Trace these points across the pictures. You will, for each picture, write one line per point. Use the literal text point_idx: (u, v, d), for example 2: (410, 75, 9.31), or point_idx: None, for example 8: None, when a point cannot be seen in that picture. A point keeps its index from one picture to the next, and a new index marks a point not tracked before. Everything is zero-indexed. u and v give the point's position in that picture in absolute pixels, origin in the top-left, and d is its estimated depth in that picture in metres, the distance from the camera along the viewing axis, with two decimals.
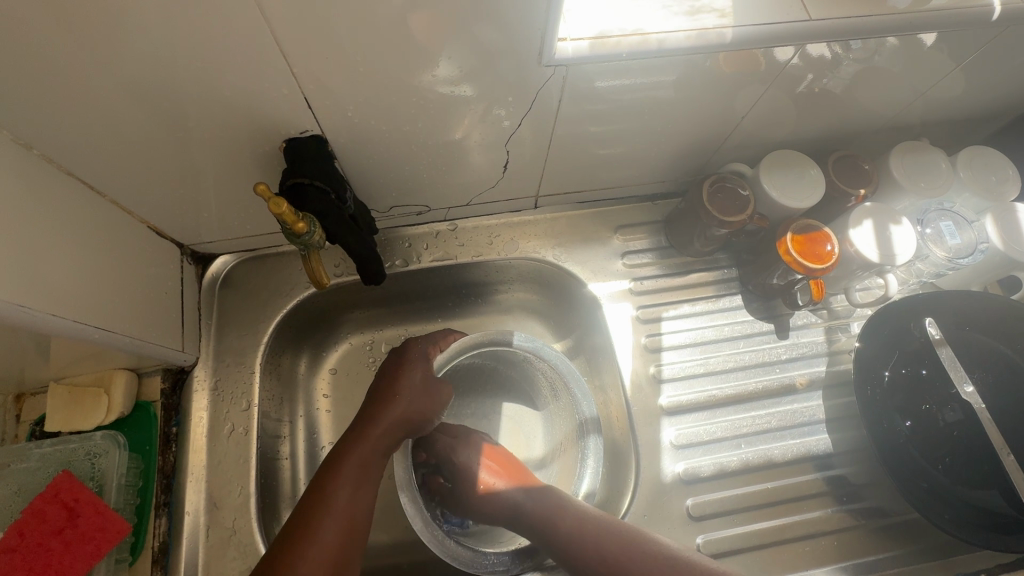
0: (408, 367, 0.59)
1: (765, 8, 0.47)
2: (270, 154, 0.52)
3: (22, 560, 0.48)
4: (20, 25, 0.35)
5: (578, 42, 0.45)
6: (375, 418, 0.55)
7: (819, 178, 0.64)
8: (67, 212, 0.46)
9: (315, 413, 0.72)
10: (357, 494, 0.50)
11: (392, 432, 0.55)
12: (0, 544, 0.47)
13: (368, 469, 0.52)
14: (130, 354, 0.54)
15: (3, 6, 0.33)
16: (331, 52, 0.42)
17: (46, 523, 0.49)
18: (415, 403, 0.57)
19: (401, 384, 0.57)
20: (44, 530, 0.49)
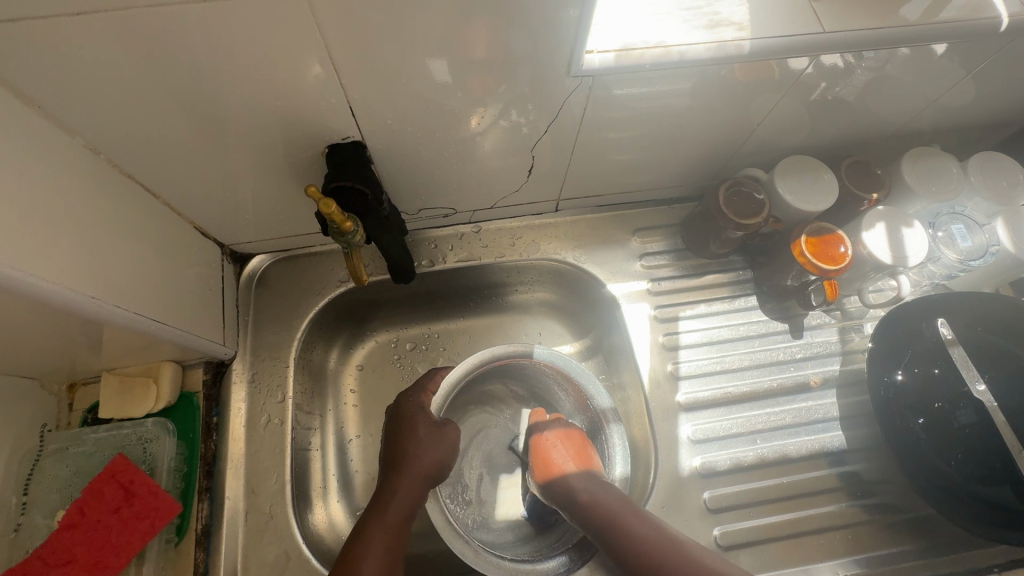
0: (412, 422, 0.60)
1: (780, 21, 0.50)
2: (312, 159, 0.55)
3: (81, 536, 0.51)
4: (102, 41, 0.38)
5: (604, 53, 0.48)
6: (392, 486, 0.56)
7: (832, 182, 0.66)
8: (128, 211, 0.50)
9: (342, 408, 0.74)
10: (387, 561, 0.51)
11: (411, 493, 0.56)
12: (63, 520, 0.51)
13: (395, 535, 0.53)
14: (178, 346, 0.57)
15: (90, 25, 0.37)
16: (375, 64, 0.45)
17: (104, 502, 0.53)
18: (427, 457, 0.58)
19: (410, 443, 0.59)
20: (101, 508, 0.53)
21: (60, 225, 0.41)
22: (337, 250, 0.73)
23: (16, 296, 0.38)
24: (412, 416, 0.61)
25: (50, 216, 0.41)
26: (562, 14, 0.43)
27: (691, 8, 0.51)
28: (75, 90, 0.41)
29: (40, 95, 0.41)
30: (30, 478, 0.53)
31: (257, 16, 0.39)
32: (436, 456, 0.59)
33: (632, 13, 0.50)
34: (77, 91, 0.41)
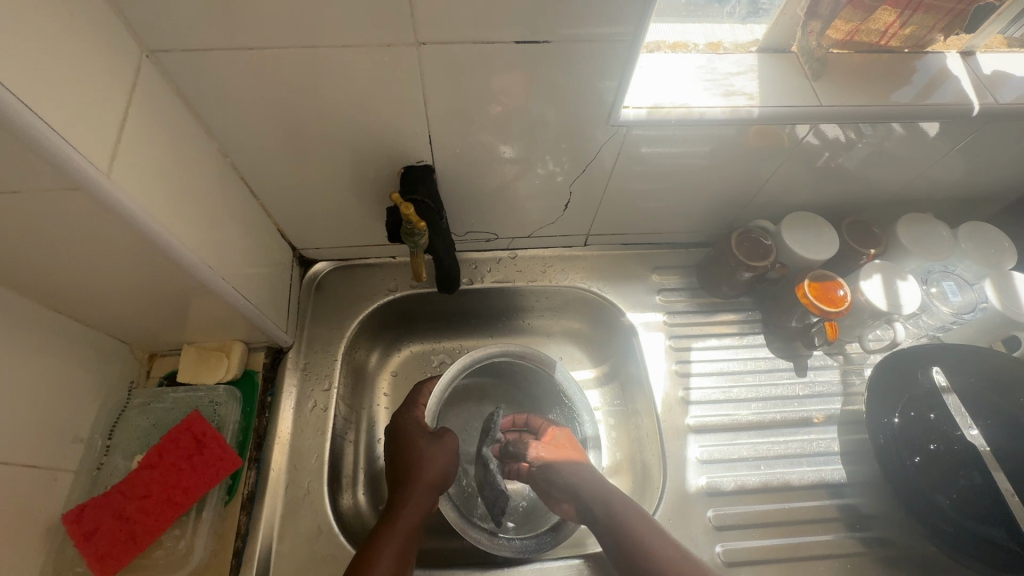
0: (411, 437, 0.65)
1: (786, 94, 0.60)
2: (387, 179, 0.66)
3: (158, 476, 0.59)
4: (256, 75, 0.50)
5: (637, 109, 0.58)
6: (401, 496, 0.60)
7: (833, 236, 0.74)
8: (237, 207, 0.61)
9: (375, 408, 0.81)
10: (400, 563, 0.54)
11: (421, 499, 0.60)
12: (144, 460, 0.59)
13: (405, 541, 0.56)
14: (252, 327, 0.66)
15: (250, 63, 0.49)
16: (454, 106, 0.56)
17: (179, 449, 0.60)
18: (432, 466, 0.62)
19: (415, 457, 0.63)
20: (176, 455, 0.60)
21: (196, 207, 0.51)
22: (390, 263, 0.82)
23: (160, 259, 0.48)
24: (412, 431, 0.66)
25: (190, 199, 0.51)
26: (607, 75, 0.54)
27: (712, 78, 0.61)
28: (223, 105, 0.53)
29: (198, 108, 0.53)
30: (114, 426, 0.61)
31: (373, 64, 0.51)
32: (440, 468, 0.63)
33: (663, 80, 0.60)
34: (227, 110, 0.53)
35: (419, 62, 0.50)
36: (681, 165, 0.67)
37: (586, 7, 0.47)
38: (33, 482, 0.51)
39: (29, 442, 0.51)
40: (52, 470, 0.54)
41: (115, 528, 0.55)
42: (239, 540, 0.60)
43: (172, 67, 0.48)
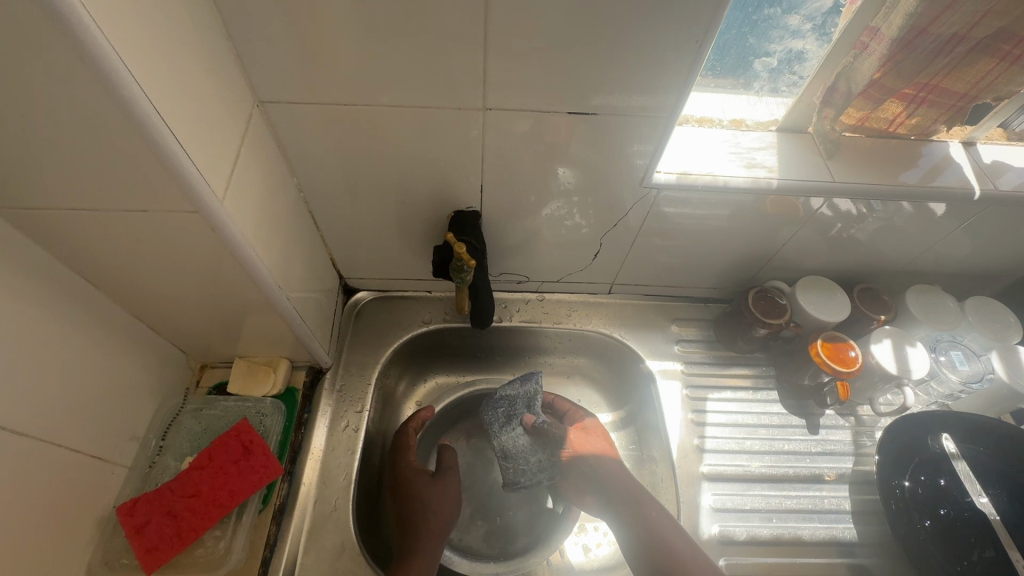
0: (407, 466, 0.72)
1: (802, 170, 0.67)
2: (435, 220, 0.73)
3: (206, 478, 0.61)
4: (340, 125, 0.59)
5: (668, 174, 0.65)
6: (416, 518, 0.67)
7: (846, 301, 0.79)
8: (303, 236, 0.68)
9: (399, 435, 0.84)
10: (429, 571, 0.62)
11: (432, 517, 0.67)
12: (196, 460, 0.62)
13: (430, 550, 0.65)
14: (299, 346, 0.71)
15: (338, 115, 0.57)
16: (505, 160, 0.64)
17: (227, 453, 0.63)
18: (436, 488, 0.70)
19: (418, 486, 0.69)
20: (224, 458, 0.63)
21: (274, 231, 0.58)
22: (426, 296, 0.88)
23: (242, 275, 0.55)
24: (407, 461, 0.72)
25: (272, 226, 0.58)
26: (644, 144, 0.61)
27: (736, 151, 0.67)
28: (308, 149, 0.61)
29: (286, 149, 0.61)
30: (167, 429, 0.65)
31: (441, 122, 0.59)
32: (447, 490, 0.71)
33: (692, 150, 0.67)
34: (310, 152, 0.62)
35: (483, 124, 0.58)
36: (704, 225, 0.73)
37: (632, 88, 0.54)
38: (93, 471, 0.56)
39: (95, 432, 0.56)
40: (110, 463, 0.58)
41: (164, 524, 0.58)
42: (267, 549, 0.63)
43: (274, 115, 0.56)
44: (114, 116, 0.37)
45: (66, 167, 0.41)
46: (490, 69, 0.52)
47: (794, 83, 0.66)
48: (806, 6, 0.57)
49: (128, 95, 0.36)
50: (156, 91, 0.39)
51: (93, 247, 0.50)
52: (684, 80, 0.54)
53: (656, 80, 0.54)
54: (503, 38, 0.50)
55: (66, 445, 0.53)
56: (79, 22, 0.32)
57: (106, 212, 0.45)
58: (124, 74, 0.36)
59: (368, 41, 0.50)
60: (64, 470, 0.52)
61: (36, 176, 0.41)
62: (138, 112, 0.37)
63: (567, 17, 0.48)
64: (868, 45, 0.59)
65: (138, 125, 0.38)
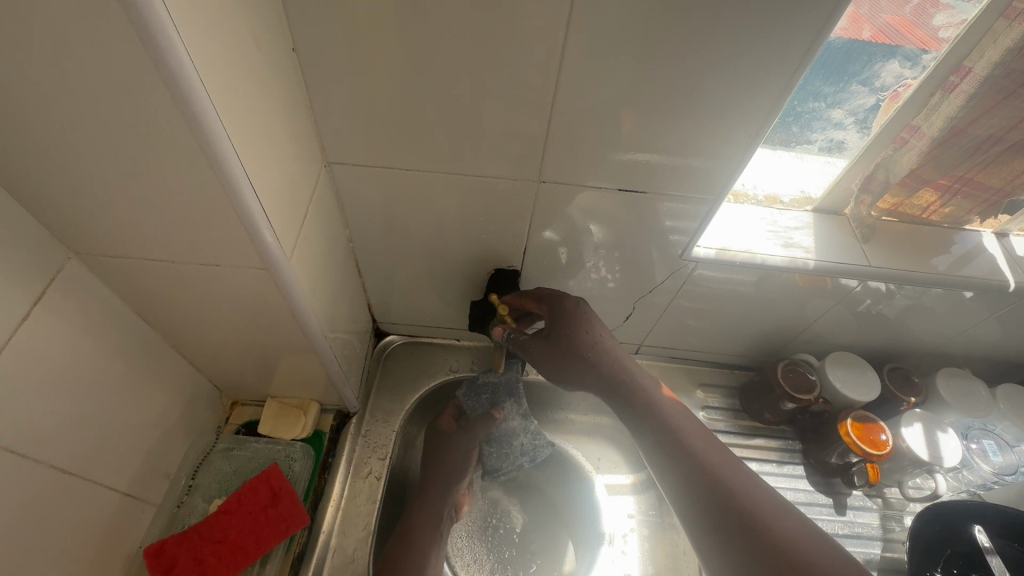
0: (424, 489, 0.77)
1: (837, 251, 0.68)
2: (475, 275, 0.75)
3: (233, 523, 0.62)
4: (398, 185, 0.62)
5: (708, 249, 0.67)
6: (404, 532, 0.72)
7: (876, 379, 0.79)
8: (347, 283, 0.71)
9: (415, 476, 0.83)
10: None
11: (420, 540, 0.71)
12: (225, 504, 0.63)
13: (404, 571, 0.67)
14: (331, 391, 0.72)
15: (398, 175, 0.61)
16: (550, 225, 0.66)
17: (256, 499, 0.64)
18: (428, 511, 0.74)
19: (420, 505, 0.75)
20: (253, 504, 0.64)
21: (324, 282, 0.61)
22: (455, 344, 0.88)
23: (295, 323, 0.57)
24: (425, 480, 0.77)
25: (323, 277, 0.61)
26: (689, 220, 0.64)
27: (773, 230, 0.69)
28: (364, 203, 0.64)
29: (345, 202, 0.64)
30: (197, 467, 0.67)
31: (494, 188, 0.62)
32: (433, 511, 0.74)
33: (730, 226, 0.69)
34: (366, 207, 0.65)
35: (536, 191, 0.62)
36: (737, 296, 0.75)
37: (665, 155, 0.57)
38: (127, 511, 0.57)
39: (134, 467, 0.58)
40: (143, 503, 0.59)
41: (189, 570, 0.58)
42: None
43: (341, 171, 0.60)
44: (212, 189, 0.40)
45: (156, 224, 0.44)
46: (549, 145, 0.57)
47: (831, 161, 0.68)
48: (850, 101, 0.60)
49: (230, 172, 0.39)
50: (252, 165, 0.42)
51: (158, 291, 0.52)
52: (719, 156, 0.57)
53: (689, 151, 0.56)
54: (565, 118, 0.54)
55: (105, 484, 0.54)
56: (202, 114, 0.35)
57: (182, 263, 0.48)
58: (230, 155, 0.39)
59: (440, 113, 0.54)
60: (100, 510, 0.53)
61: (126, 229, 0.44)
62: (235, 186, 0.40)
63: (628, 104, 0.52)
64: (908, 140, 0.61)
65: (231, 198, 0.41)
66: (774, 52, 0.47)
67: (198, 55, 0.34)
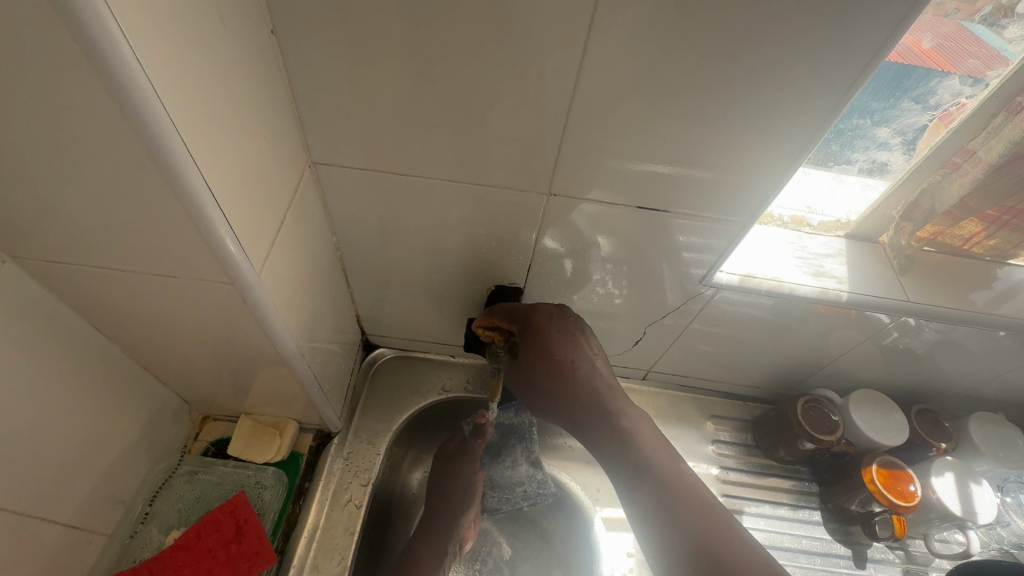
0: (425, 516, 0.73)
1: (872, 283, 0.62)
2: (473, 291, 0.69)
3: (193, 560, 0.57)
4: (391, 192, 0.56)
5: (731, 275, 0.62)
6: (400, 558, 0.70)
7: (903, 422, 0.73)
8: (333, 294, 0.65)
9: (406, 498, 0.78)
10: None
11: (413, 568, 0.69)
12: (183, 540, 0.58)
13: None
14: (311, 410, 0.67)
15: (392, 181, 0.55)
16: (558, 241, 0.61)
17: (219, 533, 0.59)
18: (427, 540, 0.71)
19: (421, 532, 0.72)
20: (215, 538, 0.59)
21: (305, 296, 0.56)
22: (448, 361, 0.82)
23: (269, 340, 0.51)
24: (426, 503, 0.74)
25: (304, 292, 0.55)
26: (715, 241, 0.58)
27: (802, 256, 0.64)
28: (354, 210, 0.59)
29: (333, 208, 0.59)
30: (157, 492, 0.62)
31: (496, 200, 0.56)
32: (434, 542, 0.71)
33: (755, 252, 0.64)
34: (356, 214, 0.59)
35: (545, 206, 0.57)
36: (758, 326, 0.69)
37: (679, 166, 0.51)
38: (68, 543, 0.51)
39: (84, 489, 0.52)
40: (88, 533, 0.54)
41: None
42: None
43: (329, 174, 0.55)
44: (160, 190, 0.35)
45: (104, 229, 0.39)
46: (562, 157, 0.51)
47: (872, 183, 0.62)
48: (898, 120, 0.53)
49: (181, 170, 0.34)
50: (211, 165, 0.37)
51: (115, 301, 0.47)
52: (738, 166, 0.51)
53: (706, 164, 0.50)
54: (581, 129, 0.49)
55: (44, 516, 0.48)
56: (141, 101, 0.30)
57: (140, 272, 0.43)
58: (180, 150, 0.33)
59: (439, 116, 0.49)
60: (38, 545, 0.48)
61: (71, 234, 0.39)
62: (186, 187, 0.35)
63: (650, 114, 0.47)
64: (961, 165, 0.56)
65: (183, 201, 0.36)
66: (835, 63, 0.42)
67: (137, 35, 0.29)
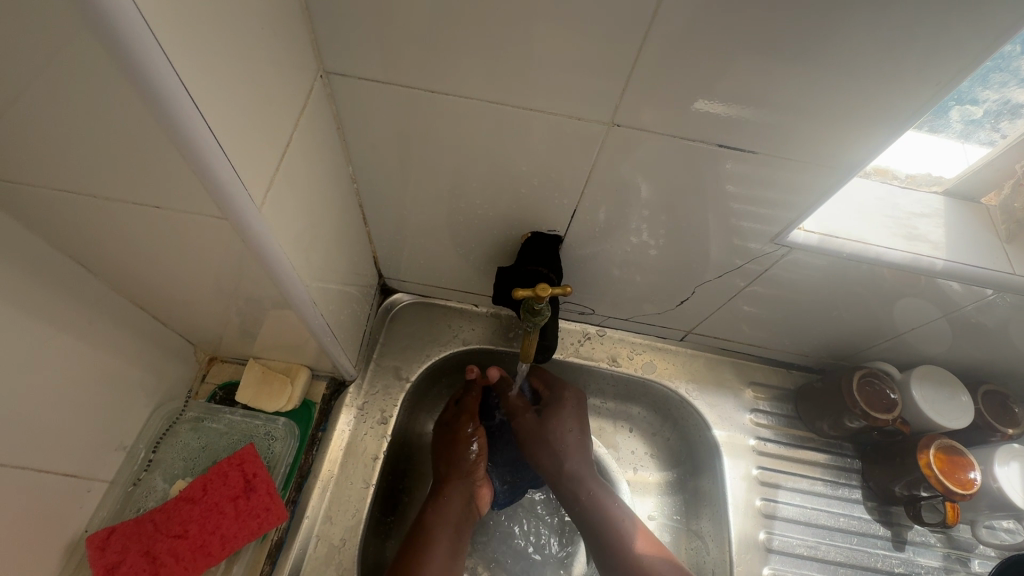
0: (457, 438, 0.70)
1: (973, 250, 0.54)
2: (504, 237, 0.61)
3: (199, 514, 0.54)
4: (417, 116, 0.48)
5: (809, 233, 0.54)
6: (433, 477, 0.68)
7: (969, 404, 0.66)
8: (347, 233, 0.58)
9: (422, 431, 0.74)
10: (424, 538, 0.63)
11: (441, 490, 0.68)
12: (188, 493, 0.55)
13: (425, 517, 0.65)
14: (323, 360, 0.62)
15: (419, 103, 0.46)
16: (607, 185, 0.52)
17: (226, 487, 0.56)
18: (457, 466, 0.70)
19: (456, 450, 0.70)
20: (221, 492, 0.56)
21: (316, 237, 0.49)
22: (470, 309, 0.76)
23: (278, 285, 0.45)
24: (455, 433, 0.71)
25: (316, 231, 0.48)
26: (803, 194, 0.49)
27: (893, 217, 0.55)
28: (372, 136, 0.51)
29: (348, 132, 0.50)
30: (161, 439, 0.59)
31: (542, 134, 0.48)
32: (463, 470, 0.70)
33: (839, 205, 0.55)
34: (375, 141, 0.51)
35: (601, 143, 0.47)
36: (824, 293, 0.61)
37: (770, 108, 0.42)
38: (67, 493, 0.48)
39: (78, 436, 0.48)
40: (88, 480, 0.51)
41: (136, 565, 0.50)
42: None
43: (343, 89, 0.46)
44: (126, 96, 0.27)
45: (67, 149, 0.31)
46: (632, 82, 0.42)
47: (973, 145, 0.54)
48: None
49: (153, 75, 0.26)
50: (193, 65, 0.28)
51: (96, 235, 0.40)
52: (844, 108, 0.41)
53: (807, 105, 0.41)
54: (665, 45, 0.39)
55: (38, 468, 0.44)
56: None
57: (118, 201, 0.36)
58: (150, 48, 0.25)
59: (484, 23, 0.39)
60: (36, 498, 0.44)
61: (24, 152, 0.32)
62: (158, 90, 0.27)
63: (758, 29, 0.37)
64: None
65: (154, 110, 0.28)
66: None
67: None
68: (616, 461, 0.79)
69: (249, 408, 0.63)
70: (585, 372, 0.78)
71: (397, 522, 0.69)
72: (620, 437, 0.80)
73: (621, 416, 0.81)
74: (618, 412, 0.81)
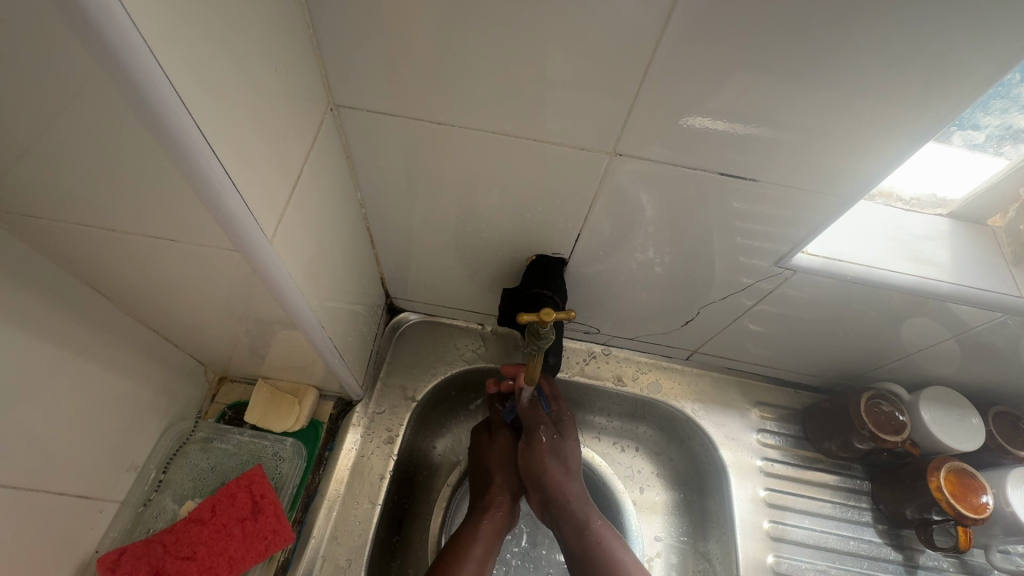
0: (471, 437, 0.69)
1: (980, 273, 0.54)
2: (509, 259, 0.62)
3: (207, 535, 0.55)
4: (424, 144, 0.49)
5: (812, 256, 0.54)
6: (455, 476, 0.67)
7: (979, 426, 0.65)
8: (355, 257, 0.59)
9: (429, 449, 0.75)
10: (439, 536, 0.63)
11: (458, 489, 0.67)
12: (197, 514, 0.56)
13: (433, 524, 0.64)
14: (331, 380, 0.63)
15: (426, 132, 0.48)
16: (610, 210, 0.53)
17: (234, 508, 0.57)
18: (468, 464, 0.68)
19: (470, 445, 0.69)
20: (230, 513, 0.57)
21: (326, 262, 0.50)
22: (476, 329, 0.77)
23: (288, 310, 0.46)
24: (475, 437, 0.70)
25: (326, 256, 0.50)
26: (805, 217, 0.50)
27: (898, 239, 0.55)
28: (381, 164, 0.52)
29: (358, 160, 0.52)
30: (171, 459, 0.60)
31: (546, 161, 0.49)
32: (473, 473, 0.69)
33: (844, 229, 0.56)
34: (383, 168, 0.52)
35: (604, 170, 0.49)
36: (831, 314, 0.61)
37: (771, 132, 0.43)
38: (79, 514, 0.49)
39: (91, 456, 0.50)
40: (100, 501, 0.51)
41: None
42: None
43: (354, 120, 0.48)
44: (147, 140, 0.29)
45: (87, 187, 0.33)
46: (634, 112, 0.43)
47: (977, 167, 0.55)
48: None
49: (172, 121, 0.27)
50: (209, 107, 0.29)
51: (113, 264, 0.42)
52: (842, 132, 0.42)
53: (805, 129, 0.42)
54: (665, 77, 0.40)
55: (53, 489, 0.45)
56: (118, 33, 0.23)
57: (135, 233, 0.37)
58: (171, 97, 0.27)
59: (490, 58, 0.41)
60: (51, 519, 0.45)
61: (47, 189, 0.33)
62: (175, 133, 0.28)
63: (755, 62, 0.38)
64: None
65: (171, 151, 0.29)
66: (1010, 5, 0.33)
67: None
68: (625, 480, 0.78)
69: (258, 428, 0.64)
70: (592, 391, 0.77)
71: (404, 541, 0.69)
72: (628, 456, 0.80)
73: (630, 436, 0.80)
74: (628, 431, 0.80)
